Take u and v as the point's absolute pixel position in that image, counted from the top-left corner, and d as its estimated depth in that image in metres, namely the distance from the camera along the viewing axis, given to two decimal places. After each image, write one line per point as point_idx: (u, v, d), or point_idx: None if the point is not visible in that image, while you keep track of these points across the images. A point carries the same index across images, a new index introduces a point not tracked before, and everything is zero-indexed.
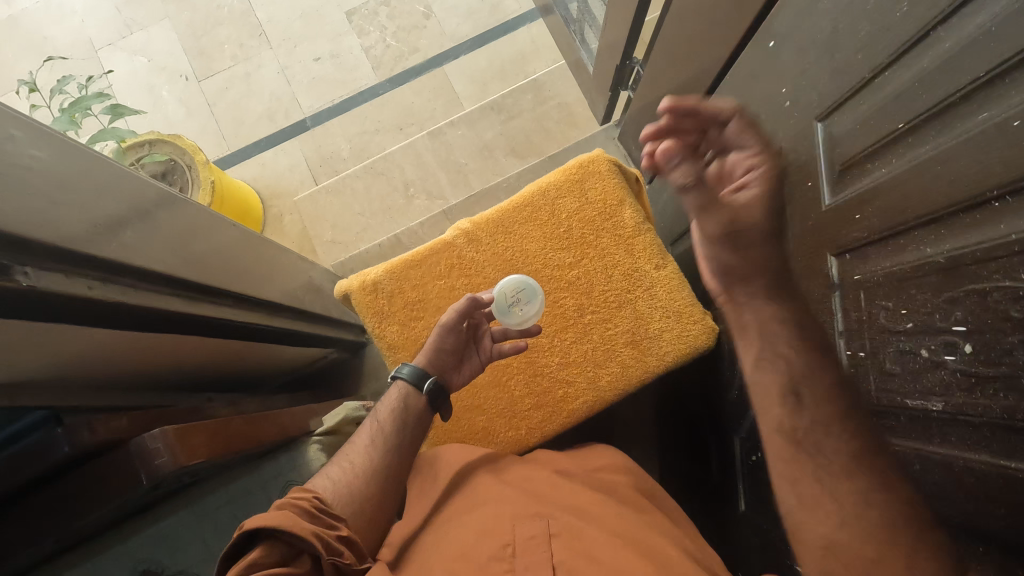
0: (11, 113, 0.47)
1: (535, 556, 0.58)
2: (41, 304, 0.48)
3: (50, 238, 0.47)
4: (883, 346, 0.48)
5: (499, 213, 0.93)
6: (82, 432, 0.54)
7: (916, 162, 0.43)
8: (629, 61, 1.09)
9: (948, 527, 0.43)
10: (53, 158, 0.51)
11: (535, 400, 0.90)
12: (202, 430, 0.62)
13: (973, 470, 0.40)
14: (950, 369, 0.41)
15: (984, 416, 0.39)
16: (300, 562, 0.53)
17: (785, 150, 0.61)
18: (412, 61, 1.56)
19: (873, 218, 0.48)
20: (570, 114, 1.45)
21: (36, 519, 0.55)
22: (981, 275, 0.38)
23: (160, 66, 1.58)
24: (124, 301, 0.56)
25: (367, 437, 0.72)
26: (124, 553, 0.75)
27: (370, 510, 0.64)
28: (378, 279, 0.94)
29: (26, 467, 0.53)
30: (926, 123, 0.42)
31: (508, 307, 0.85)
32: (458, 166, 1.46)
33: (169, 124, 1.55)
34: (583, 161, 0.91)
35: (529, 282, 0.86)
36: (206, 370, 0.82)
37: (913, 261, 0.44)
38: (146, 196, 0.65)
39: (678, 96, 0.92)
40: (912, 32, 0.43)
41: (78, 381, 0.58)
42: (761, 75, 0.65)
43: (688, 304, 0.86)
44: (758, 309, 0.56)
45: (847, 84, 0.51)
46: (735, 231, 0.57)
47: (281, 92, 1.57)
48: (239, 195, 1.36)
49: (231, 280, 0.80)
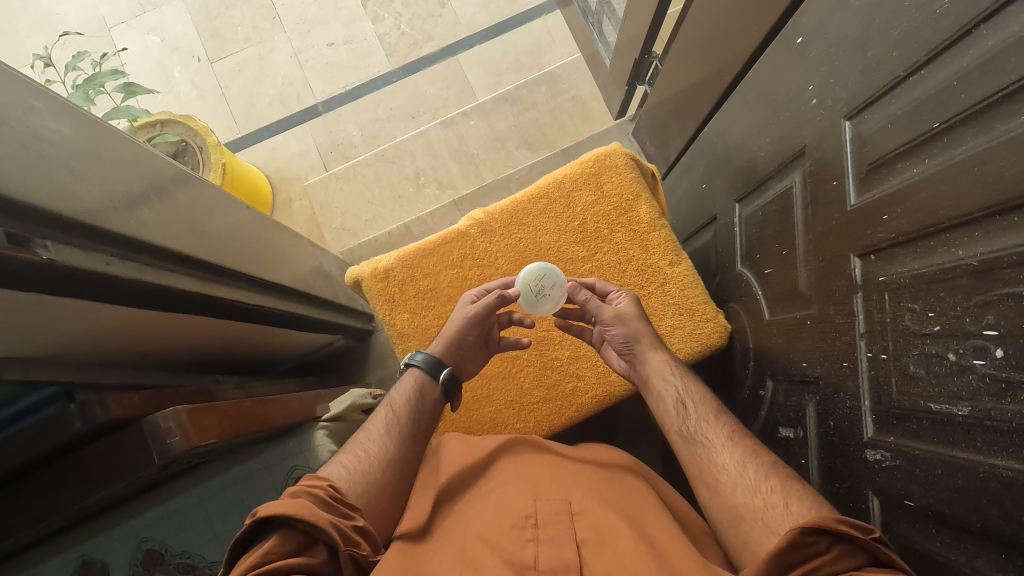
0: (31, 82, 0.47)
1: (558, 530, 0.58)
2: (60, 279, 0.47)
3: (68, 212, 0.47)
4: (906, 349, 0.47)
5: (514, 204, 0.93)
6: (95, 407, 0.53)
7: (950, 163, 0.42)
8: (647, 56, 1.08)
9: (968, 532, 0.43)
10: (74, 131, 0.51)
11: (544, 393, 0.90)
12: (213, 412, 0.62)
13: (1000, 476, 0.40)
14: (979, 373, 0.41)
15: (1014, 422, 0.38)
16: (316, 551, 0.53)
17: (810, 149, 0.60)
18: (426, 49, 1.55)
19: (901, 219, 0.47)
20: (584, 108, 1.44)
21: (48, 494, 0.55)
22: (1019, 279, 0.37)
23: (173, 46, 1.57)
24: (140, 279, 0.55)
25: (382, 425, 0.71)
26: (129, 531, 0.75)
27: (384, 501, 0.64)
28: (390, 266, 0.93)
29: (39, 442, 0.52)
30: (963, 123, 0.42)
31: (536, 296, 0.81)
32: (470, 156, 1.45)
33: (181, 105, 1.54)
34: (600, 154, 0.90)
35: (545, 267, 0.82)
36: (215, 352, 0.82)
37: (943, 263, 0.43)
38: (159, 172, 0.65)
39: (697, 92, 0.91)
40: (952, 30, 0.42)
41: (81, 356, 0.57)
42: (787, 71, 0.64)
43: (701, 302, 0.86)
44: (653, 358, 0.76)
45: (879, 83, 0.50)
46: (626, 338, 0.78)
47: (293, 77, 1.56)
48: (249, 178, 1.36)
49: (244, 262, 0.80)
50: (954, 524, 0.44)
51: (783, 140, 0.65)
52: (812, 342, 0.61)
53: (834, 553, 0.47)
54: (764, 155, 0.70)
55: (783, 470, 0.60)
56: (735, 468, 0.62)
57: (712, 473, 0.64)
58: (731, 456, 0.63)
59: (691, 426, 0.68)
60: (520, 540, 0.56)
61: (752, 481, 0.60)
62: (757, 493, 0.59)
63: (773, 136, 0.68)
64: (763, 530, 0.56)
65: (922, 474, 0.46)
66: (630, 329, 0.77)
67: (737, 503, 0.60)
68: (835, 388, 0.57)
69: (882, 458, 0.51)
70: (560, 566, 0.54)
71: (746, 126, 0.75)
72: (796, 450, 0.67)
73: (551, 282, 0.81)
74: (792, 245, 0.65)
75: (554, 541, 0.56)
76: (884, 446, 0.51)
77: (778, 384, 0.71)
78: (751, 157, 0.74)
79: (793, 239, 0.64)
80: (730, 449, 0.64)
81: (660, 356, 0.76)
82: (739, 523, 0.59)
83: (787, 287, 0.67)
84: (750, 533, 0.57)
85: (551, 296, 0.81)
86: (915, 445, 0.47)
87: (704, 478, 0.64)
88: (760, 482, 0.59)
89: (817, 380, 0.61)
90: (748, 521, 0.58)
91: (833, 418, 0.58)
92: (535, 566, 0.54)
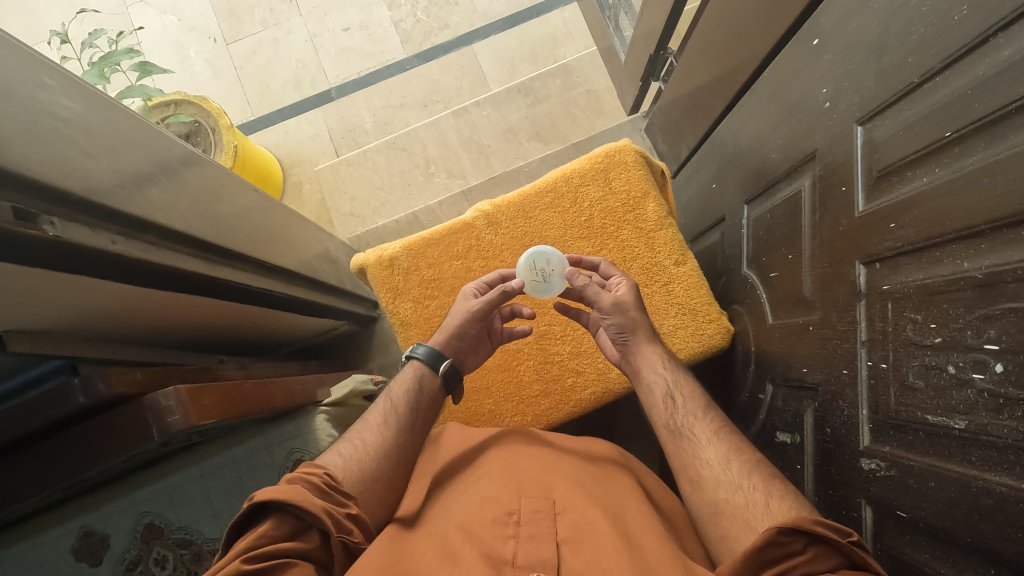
0: (42, 60, 0.48)
1: (539, 528, 0.58)
2: (66, 256, 0.48)
3: (78, 190, 0.47)
4: (906, 360, 0.47)
5: (521, 197, 0.92)
6: (98, 382, 0.54)
7: (961, 173, 0.42)
8: (663, 52, 1.06)
9: (958, 546, 0.43)
10: (84, 108, 0.52)
11: (543, 387, 0.90)
12: (214, 392, 0.63)
13: (992, 491, 0.39)
14: (977, 388, 0.41)
15: (1010, 439, 0.38)
16: (309, 536, 0.54)
17: (819, 153, 0.59)
18: (442, 37, 1.54)
19: (908, 229, 0.46)
20: (597, 102, 1.43)
21: (45, 466, 0.56)
22: (1022, 294, 0.37)
23: (190, 26, 1.58)
24: (145, 258, 0.56)
25: (380, 416, 0.72)
26: (129, 504, 0.77)
27: (378, 490, 0.64)
28: (395, 255, 0.94)
29: (43, 412, 0.53)
30: (975, 134, 0.41)
31: (544, 283, 0.82)
32: (481, 147, 1.44)
33: (196, 85, 1.55)
34: (610, 150, 0.89)
35: (530, 255, 0.82)
36: (217, 333, 0.83)
37: (948, 274, 0.43)
38: (167, 151, 0.65)
39: (711, 91, 0.90)
40: (969, 37, 0.41)
41: (91, 333, 0.59)
42: (802, 73, 0.63)
43: (705, 303, 0.85)
44: (645, 350, 0.76)
45: (892, 89, 0.49)
46: (621, 328, 0.77)
47: (308, 61, 1.56)
48: (260, 161, 1.36)
49: (251, 245, 0.81)
50: (944, 538, 0.44)
51: (794, 142, 0.65)
52: (813, 348, 0.61)
53: (812, 553, 0.48)
54: (774, 157, 0.69)
55: (768, 469, 0.60)
56: (720, 465, 0.62)
57: (696, 468, 0.64)
58: (716, 452, 0.64)
59: (680, 420, 0.69)
60: (501, 536, 0.57)
61: (737, 476, 0.60)
62: (739, 490, 0.59)
63: (784, 138, 0.67)
64: (742, 527, 0.57)
65: (916, 486, 0.46)
66: (628, 320, 0.77)
67: (719, 498, 0.60)
68: (834, 395, 0.57)
69: (875, 467, 0.51)
70: (538, 563, 0.54)
71: (758, 127, 0.74)
72: (791, 454, 0.68)
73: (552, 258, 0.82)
74: (797, 250, 0.65)
75: (534, 539, 0.57)
76: (879, 456, 0.50)
77: (778, 388, 0.70)
78: (762, 159, 0.73)
79: (800, 243, 0.64)
80: (715, 444, 0.64)
81: (655, 349, 0.76)
82: (719, 518, 0.59)
83: (791, 292, 0.66)
84: (728, 529, 0.58)
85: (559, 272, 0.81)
86: (910, 456, 0.47)
87: (688, 473, 0.65)
88: (742, 479, 0.60)
89: (816, 386, 0.60)
90: (729, 517, 0.58)
91: (829, 424, 0.58)
92: (513, 561, 0.54)
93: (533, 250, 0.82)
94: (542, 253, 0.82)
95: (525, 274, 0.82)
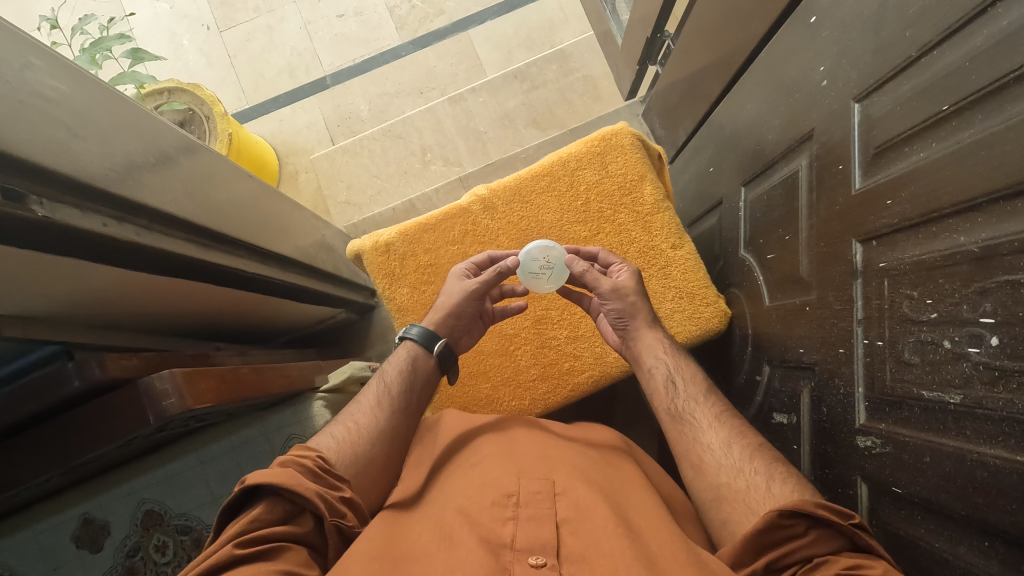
0: (30, 40, 0.47)
1: (538, 509, 0.58)
2: (58, 237, 0.48)
3: (67, 171, 0.47)
4: (902, 336, 0.47)
5: (517, 181, 0.92)
6: (93, 367, 0.54)
7: (958, 147, 0.41)
8: (660, 35, 1.05)
9: (954, 520, 0.43)
10: (73, 90, 0.51)
11: (542, 371, 0.90)
12: (210, 375, 0.63)
13: (987, 464, 0.40)
14: (973, 361, 0.40)
15: (1005, 411, 0.38)
16: (303, 520, 0.54)
17: (818, 132, 0.59)
18: (437, 23, 1.52)
19: (906, 205, 0.46)
20: (594, 87, 1.42)
21: (42, 454, 0.56)
22: (1019, 266, 0.37)
23: (182, 13, 1.56)
24: (138, 241, 0.56)
25: (373, 398, 0.72)
26: (130, 492, 0.77)
27: (373, 472, 0.64)
28: (391, 240, 0.93)
29: (39, 397, 0.53)
30: (973, 106, 0.40)
31: (555, 269, 0.80)
32: (478, 134, 1.43)
33: (189, 74, 1.54)
34: (606, 133, 0.89)
35: (524, 267, 0.81)
36: (215, 320, 0.83)
37: (944, 249, 0.42)
38: (162, 139, 0.65)
39: (709, 73, 0.89)
40: (968, 8, 0.40)
41: (83, 318, 0.59)
42: (800, 52, 0.62)
43: (702, 286, 0.85)
44: (646, 337, 0.76)
45: (889, 64, 0.48)
46: (621, 314, 0.77)
47: (302, 48, 1.54)
48: (256, 149, 1.36)
49: (245, 231, 0.80)
50: (939, 511, 0.44)
51: (791, 122, 0.64)
52: (809, 328, 0.61)
53: (812, 537, 0.49)
54: (772, 138, 0.69)
55: (769, 453, 0.60)
56: (721, 449, 0.62)
57: (697, 454, 0.64)
58: (716, 437, 0.64)
59: (680, 404, 0.69)
60: (501, 518, 0.57)
61: (738, 460, 0.60)
62: (739, 475, 0.59)
63: (781, 119, 0.67)
64: (743, 511, 0.57)
65: (911, 461, 0.46)
66: (627, 306, 0.77)
67: (720, 483, 0.60)
68: (830, 374, 0.57)
69: (871, 444, 0.51)
70: (537, 545, 0.54)
71: (755, 108, 0.74)
72: (788, 434, 0.68)
73: (530, 254, 0.80)
74: (795, 230, 0.64)
75: (533, 520, 0.56)
76: (875, 433, 0.51)
77: (774, 369, 0.70)
78: (760, 141, 0.72)
79: (797, 224, 0.63)
80: (716, 430, 0.64)
81: (654, 335, 0.76)
82: (720, 503, 0.60)
83: (789, 273, 0.66)
84: (729, 513, 0.58)
85: (552, 253, 0.80)
86: (906, 432, 0.47)
87: (689, 458, 0.65)
88: (743, 464, 0.60)
89: (813, 366, 0.60)
90: (730, 502, 0.59)
91: (826, 404, 0.58)
92: (511, 544, 0.54)
93: (521, 264, 0.81)
94: (529, 260, 0.81)
95: (541, 287, 0.82)
